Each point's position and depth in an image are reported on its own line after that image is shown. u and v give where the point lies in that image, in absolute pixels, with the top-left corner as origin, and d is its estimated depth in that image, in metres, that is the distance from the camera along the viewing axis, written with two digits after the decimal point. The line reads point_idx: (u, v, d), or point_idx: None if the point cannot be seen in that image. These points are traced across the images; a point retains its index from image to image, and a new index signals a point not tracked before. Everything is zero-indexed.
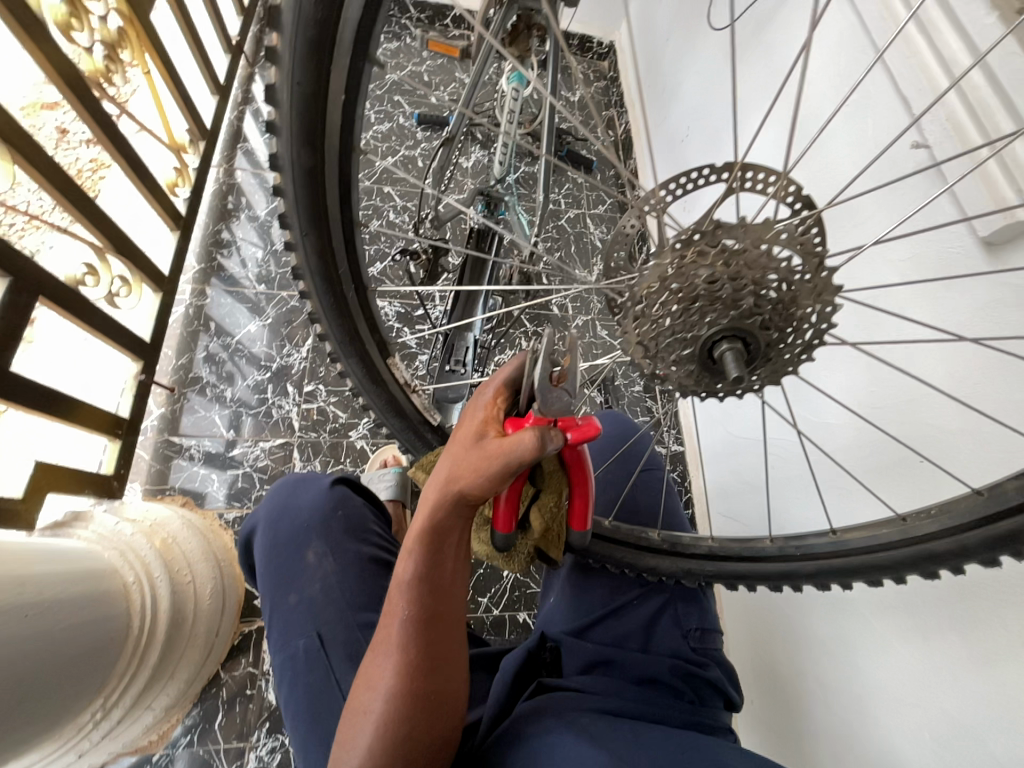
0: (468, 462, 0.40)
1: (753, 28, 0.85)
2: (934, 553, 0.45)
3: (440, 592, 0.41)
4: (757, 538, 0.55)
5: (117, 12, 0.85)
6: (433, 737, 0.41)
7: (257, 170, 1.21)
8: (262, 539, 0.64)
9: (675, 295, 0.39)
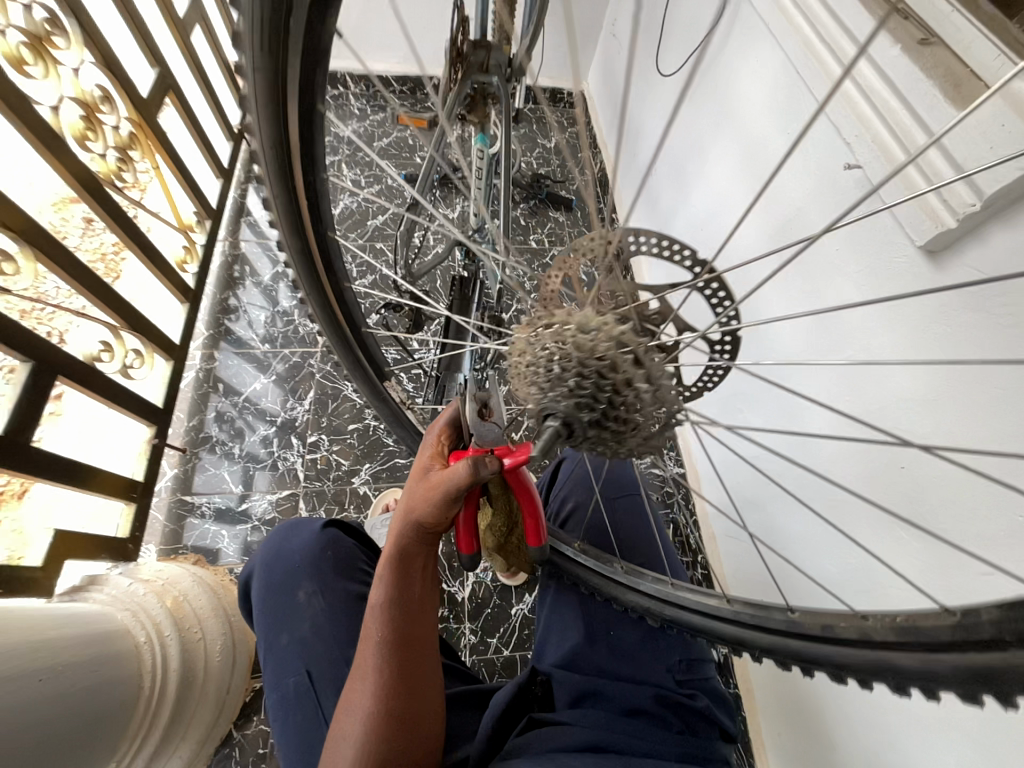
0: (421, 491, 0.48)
1: (699, 70, 0.92)
2: (896, 668, 0.36)
3: (410, 612, 0.46)
4: (714, 595, 0.50)
5: (129, 122, 0.97)
6: (410, 752, 0.44)
7: (261, 239, 1.30)
8: (257, 584, 0.67)
9: (543, 369, 0.35)
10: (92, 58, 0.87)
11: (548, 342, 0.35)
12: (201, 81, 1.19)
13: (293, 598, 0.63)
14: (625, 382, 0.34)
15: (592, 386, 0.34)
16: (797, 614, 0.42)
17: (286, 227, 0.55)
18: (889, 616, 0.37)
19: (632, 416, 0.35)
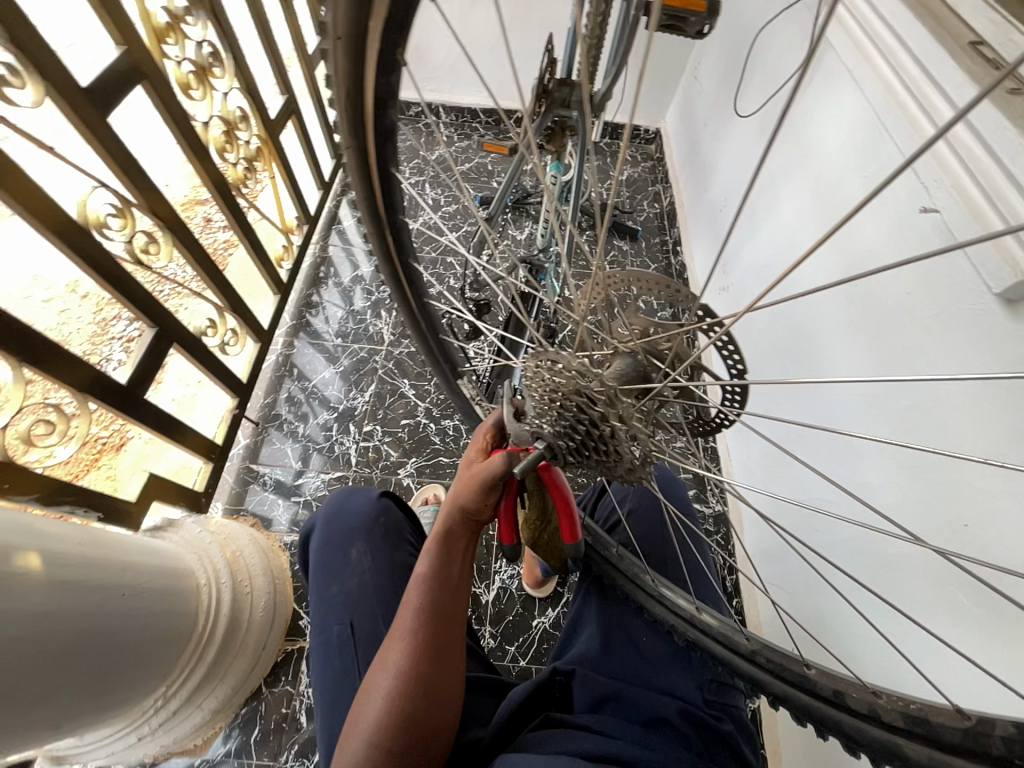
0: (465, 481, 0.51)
1: (776, 113, 0.94)
2: (903, 754, 0.38)
3: (447, 589, 0.50)
4: (736, 628, 0.51)
5: (258, 138, 1.13)
6: (434, 718, 0.47)
7: (347, 246, 1.45)
8: (319, 536, 0.74)
9: (531, 394, 0.45)
10: (238, 85, 1.04)
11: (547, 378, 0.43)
12: (318, 106, 1.37)
13: (346, 555, 0.70)
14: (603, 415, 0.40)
15: (573, 417, 0.41)
16: (812, 671, 0.44)
17: (373, 239, 0.66)
18: (903, 701, 0.39)
19: (604, 449, 0.41)
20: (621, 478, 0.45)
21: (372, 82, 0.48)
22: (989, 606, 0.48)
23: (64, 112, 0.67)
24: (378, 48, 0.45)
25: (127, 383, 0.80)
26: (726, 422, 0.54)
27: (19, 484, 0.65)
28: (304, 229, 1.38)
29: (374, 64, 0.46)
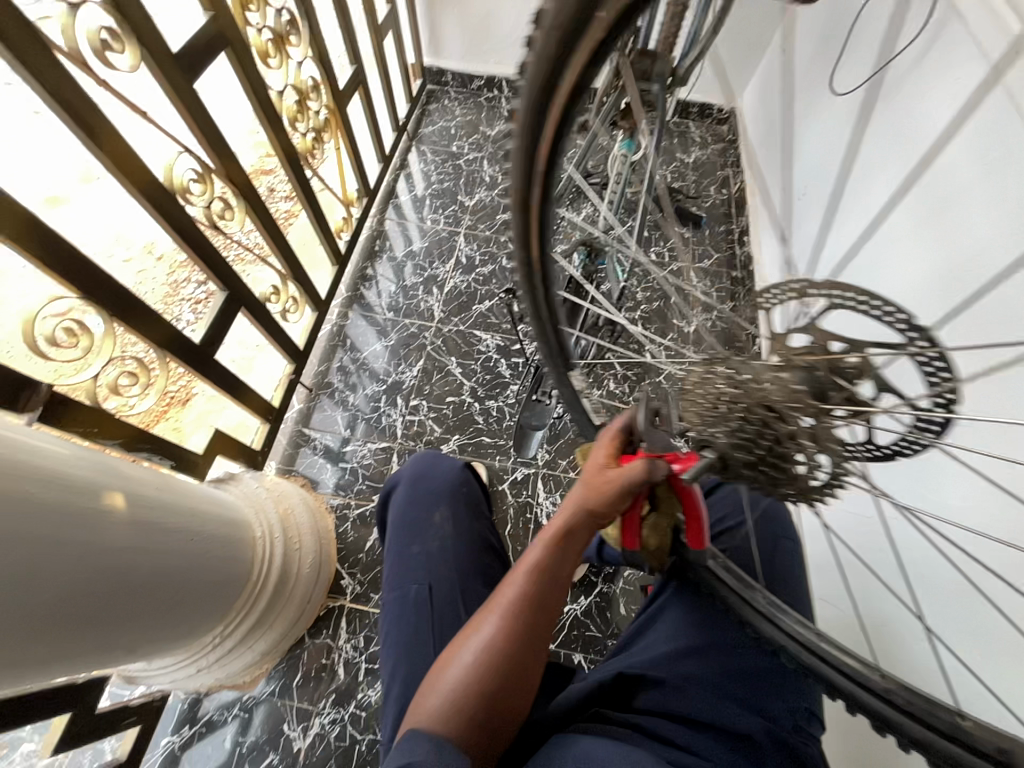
0: (601, 485, 0.48)
1: (881, 92, 0.84)
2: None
3: (553, 582, 0.48)
4: (866, 661, 0.44)
5: (327, 108, 1.15)
6: (512, 697, 0.47)
7: (402, 220, 1.45)
8: (403, 494, 0.77)
9: (703, 404, 0.45)
10: (311, 54, 1.05)
11: (721, 390, 0.44)
12: (384, 78, 1.37)
13: (431, 517, 0.73)
14: (786, 435, 0.40)
15: (753, 432, 0.41)
16: (967, 722, 0.38)
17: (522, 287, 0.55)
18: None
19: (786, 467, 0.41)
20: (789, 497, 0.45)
21: (574, 114, 0.43)
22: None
23: (156, 78, 0.69)
24: (597, 82, 0.39)
25: (200, 342, 0.85)
26: (911, 450, 0.47)
27: (106, 429, 0.71)
28: (363, 201, 1.40)
29: (584, 100, 0.41)
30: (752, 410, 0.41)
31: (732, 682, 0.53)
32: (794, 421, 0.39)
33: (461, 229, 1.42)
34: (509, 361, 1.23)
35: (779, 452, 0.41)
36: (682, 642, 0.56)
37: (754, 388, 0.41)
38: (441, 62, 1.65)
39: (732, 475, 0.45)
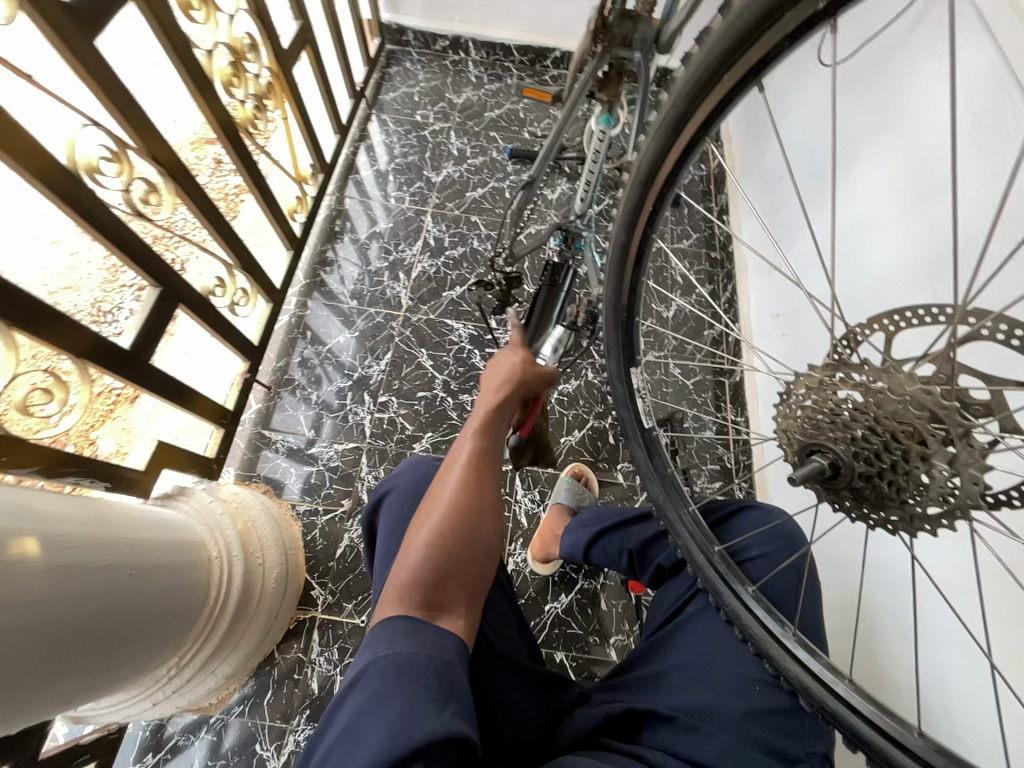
0: (519, 360, 0.59)
1: (871, 65, 0.80)
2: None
3: (497, 436, 0.52)
4: (896, 716, 0.42)
5: (270, 71, 1.03)
6: (489, 529, 0.47)
7: (364, 198, 1.34)
8: (395, 506, 0.65)
9: (823, 403, 0.39)
10: (247, 7, 0.92)
11: (846, 394, 0.38)
12: (335, 36, 1.23)
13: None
14: (920, 453, 0.35)
15: (881, 443, 0.36)
16: None
17: (619, 227, 0.51)
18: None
19: (906, 487, 0.36)
20: (892, 523, 0.40)
21: (769, 43, 0.35)
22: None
23: (43, 34, 0.57)
24: (820, 8, 0.33)
25: (131, 347, 0.75)
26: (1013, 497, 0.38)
27: (17, 458, 0.61)
28: (319, 178, 1.28)
29: (794, 26, 0.34)
30: (883, 416, 0.36)
31: (750, 719, 0.50)
32: (939, 438, 0.34)
33: (428, 207, 1.32)
34: (483, 351, 1.16)
35: (907, 470, 0.36)
36: (698, 673, 0.54)
37: (893, 393, 0.36)
38: (400, 19, 1.49)
39: (836, 484, 0.40)
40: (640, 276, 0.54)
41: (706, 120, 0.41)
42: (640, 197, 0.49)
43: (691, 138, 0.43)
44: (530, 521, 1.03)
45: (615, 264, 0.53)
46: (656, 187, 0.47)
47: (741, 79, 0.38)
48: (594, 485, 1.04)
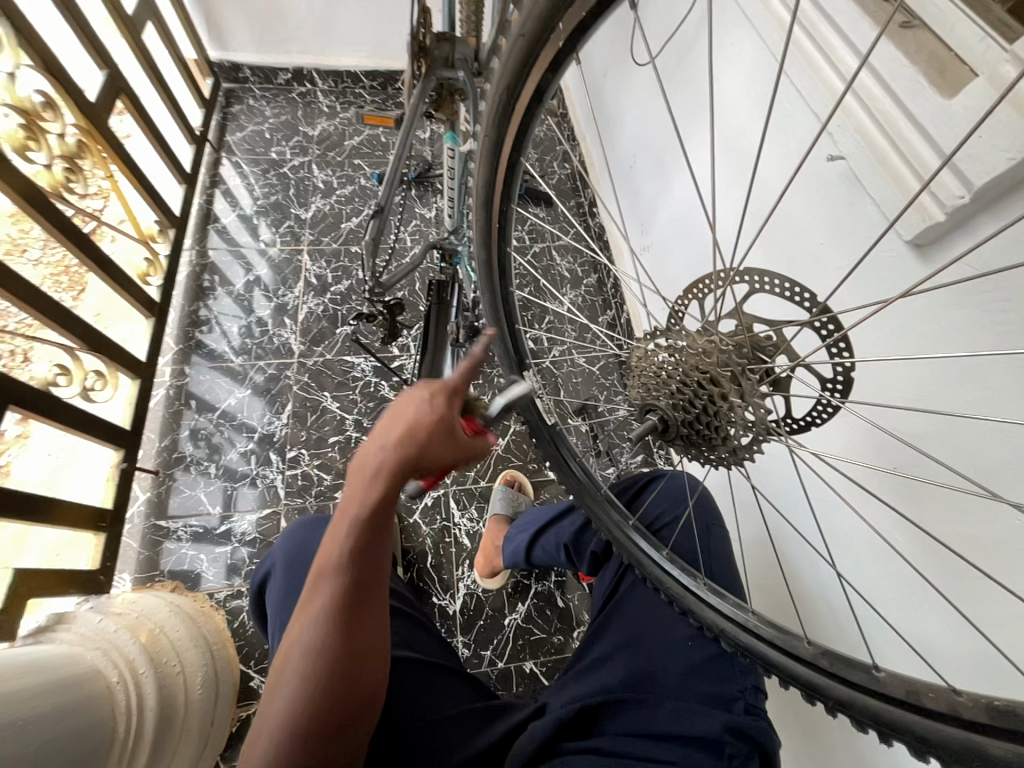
0: (410, 430, 0.41)
1: (677, 59, 0.87)
2: (985, 752, 0.33)
3: (370, 570, 0.39)
4: (794, 631, 0.46)
5: (77, 128, 0.93)
6: (360, 694, 0.39)
7: (230, 247, 1.24)
8: (276, 584, 0.67)
9: (651, 363, 0.45)
10: (30, 62, 0.83)
11: (662, 357, 0.44)
12: (157, 84, 1.14)
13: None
14: (719, 395, 0.39)
15: (691, 391, 0.41)
16: (882, 673, 0.40)
17: (478, 239, 0.58)
18: (985, 695, 0.34)
19: (722, 427, 0.41)
20: (724, 461, 0.44)
21: (537, 78, 0.44)
22: (937, 545, 0.49)
23: None
24: (560, 46, 0.41)
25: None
26: (820, 416, 0.43)
27: None
28: (171, 234, 1.17)
29: (548, 62, 0.43)
30: (688, 367, 0.41)
31: (688, 677, 0.53)
32: (727, 379, 0.38)
33: (303, 246, 1.26)
34: (391, 381, 1.13)
35: (716, 411, 0.40)
36: (637, 649, 0.56)
37: (694, 346, 0.41)
38: (232, 56, 1.42)
39: (671, 438, 0.45)
40: (508, 279, 0.62)
41: (516, 137, 0.49)
42: (487, 215, 0.56)
43: (508, 160, 0.51)
44: (473, 540, 1.02)
45: (486, 279, 0.62)
46: (495, 208, 0.55)
47: (528, 108, 0.47)
48: (528, 488, 1.06)
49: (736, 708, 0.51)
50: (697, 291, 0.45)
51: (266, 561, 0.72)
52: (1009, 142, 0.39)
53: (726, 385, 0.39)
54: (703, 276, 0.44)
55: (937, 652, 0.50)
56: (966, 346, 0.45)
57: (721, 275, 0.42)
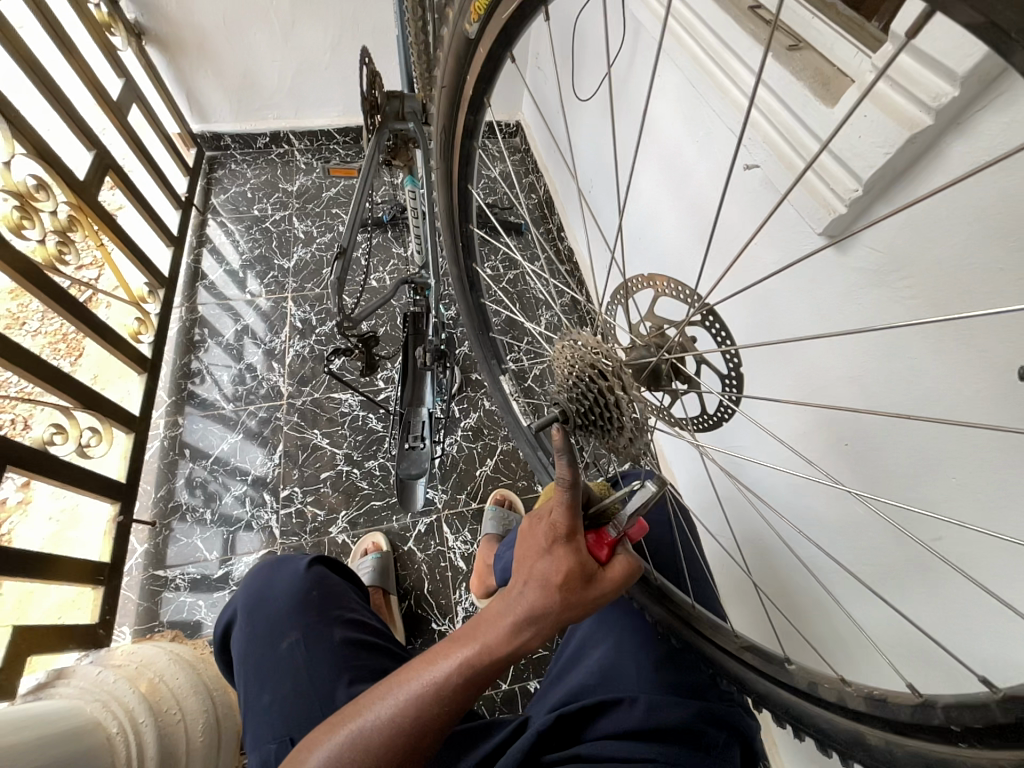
0: (532, 567, 0.42)
1: (616, 92, 0.94)
2: (867, 742, 0.38)
3: (444, 702, 0.41)
4: (726, 626, 0.51)
5: (69, 204, 1.00)
6: None
7: (219, 300, 1.31)
8: (242, 629, 0.69)
9: (554, 366, 0.48)
10: (24, 149, 0.91)
11: (569, 354, 0.46)
12: (143, 158, 1.24)
13: (278, 647, 0.64)
14: (606, 389, 0.42)
15: (584, 386, 0.44)
16: (792, 666, 0.45)
17: (450, 257, 0.70)
18: (867, 687, 0.39)
19: (612, 419, 0.43)
20: (624, 453, 0.46)
21: (463, 119, 0.54)
22: (871, 534, 0.49)
23: None
24: (471, 93, 0.51)
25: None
26: (728, 413, 0.48)
27: None
28: (161, 294, 1.24)
29: (467, 103, 0.53)
30: (588, 362, 0.43)
31: (661, 669, 0.55)
32: (609, 375, 0.42)
33: (288, 293, 1.32)
34: (378, 413, 1.16)
35: (605, 403, 0.43)
36: (613, 653, 0.58)
37: (588, 347, 0.45)
38: (214, 126, 1.52)
39: (575, 428, 0.48)
40: (477, 284, 0.74)
41: (460, 170, 0.60)
42: (453, 237, 0.68)
43: (459, 190, 0.62)
44: (468, 563, 1.03)
45: (460, 291, 0.74)
46: (458, 227, 0.67)
47: (462, 146, 0.57)
48: (520, 505, 1.07)
49: (710, 695, 0.53)
50: (614, 301, 0.50)
51: (232, 603, 0.73)
52: (883, 139, 0.42)
53: (611, 378, 0.42)
54: (621, 285, 0.49)
55: (892, 643, 0.49)
56: (875, 326, 0.48)
57: (628, 283, 0.48)
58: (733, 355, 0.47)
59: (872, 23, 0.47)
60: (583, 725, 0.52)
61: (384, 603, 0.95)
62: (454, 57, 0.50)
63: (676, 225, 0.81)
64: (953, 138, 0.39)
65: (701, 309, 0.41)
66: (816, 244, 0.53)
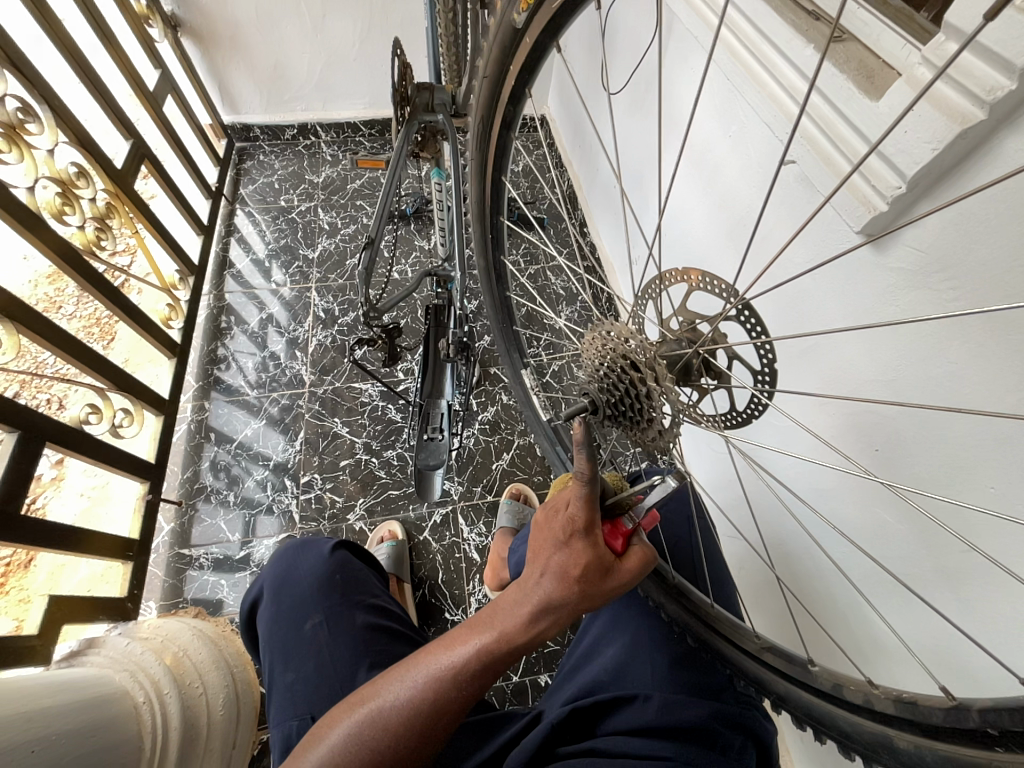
0: (550, 559, 0.42)
1: (644, 86, 0.92)
2: (894, 745, 0.37)
3: (462, 689, 0.41)
4: (746, 625, 0.51)
5: (107, 192, 1.04)
6: None
7: (245, 289, 1.33)
8: (268, 607, 0.71)
9: (582, 355, 0.48)
10: (66, 138, 0.94)
11: (600, 344, 0.45)
12: (178, 150, 1.27)
13: (301, 629, 0.66)
14: (635, 380, 0.42)
15: (614, 377, 0.44)
16: (815, 667, 0.44)
17: (478, 248, 0.70)
18: (896, 690, 0.38)
19: (640, 410, 0.43)
20: (651, 445, 0.46)
21: (502, 110, 0.54)
22: (903, 538, 0.48)
23: None
24: (511, 83, 0.52)
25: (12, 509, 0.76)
26: (758, 410, 0.48)
27: None
28: (191, 281, 1.27)
29: (507, 92, 0.53)
30: (619, 353, 0.43)
31: (674, 668, 0.55)
32: (640, 365, 0.42)
33: (311, 283, 1.34)
34: (397, 404, 1.18)
35: (635, 396, 0.43)
36: (628, 651, 0.58)
37: (619, 336, 0.45)
38: (244, 117, 1.54)
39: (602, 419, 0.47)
40: (502, 278, 0.74)
41: (495, 158, 0.60)
42: (482, 229, 0.68)
43: (491, 181, 0.62)
44: (483, 555, 1.04)
45: (487, 283, 0.74)
46: (488, 218, 0.67)
47: (500, 134, 0.57)
48: (535, 501, 1.07)
49: (726, 697, 0.53)
50: (646, 295, 0.50)
51: (258, 580, 0.75)
52: (931, 133, 0.40)
53: (642, 367, 0.42)
54: (653, 279, 0.49)
55: (926, 649, 0.48)
56: (912, 327, 0.46)
57: (663, 277, 0.48)
58: (766, 350, 0.47)
59: (923, 12, 0.45)
60: (597, 722, 0.52)
61: (398, 591, 0.96)
62: (498, 48, 0.49)
63: (707, 221, 0.80)
64: (1010, 132, 0.37)
65: (738, 305, 0.41)
66: (854, 241, 0.52)
